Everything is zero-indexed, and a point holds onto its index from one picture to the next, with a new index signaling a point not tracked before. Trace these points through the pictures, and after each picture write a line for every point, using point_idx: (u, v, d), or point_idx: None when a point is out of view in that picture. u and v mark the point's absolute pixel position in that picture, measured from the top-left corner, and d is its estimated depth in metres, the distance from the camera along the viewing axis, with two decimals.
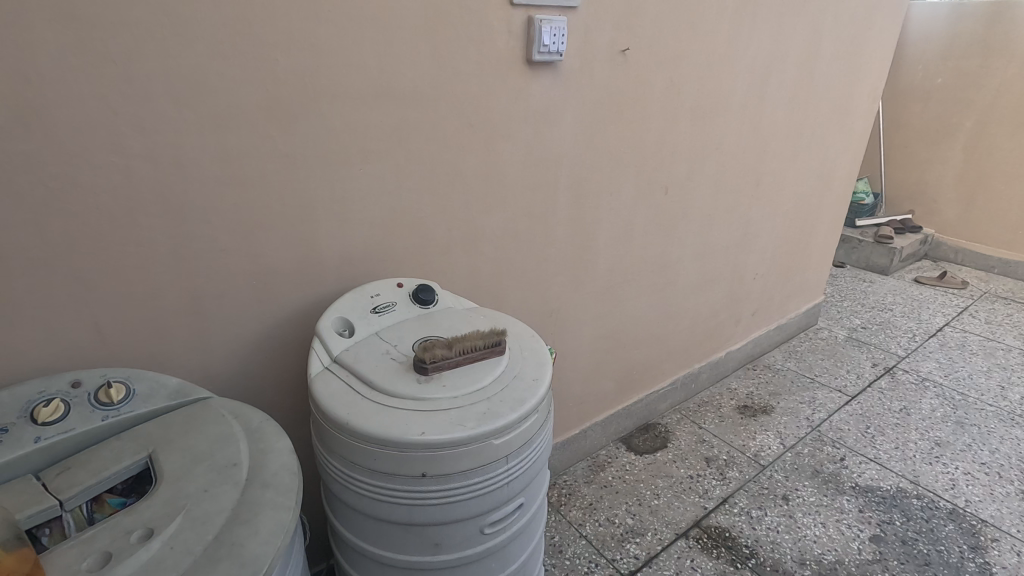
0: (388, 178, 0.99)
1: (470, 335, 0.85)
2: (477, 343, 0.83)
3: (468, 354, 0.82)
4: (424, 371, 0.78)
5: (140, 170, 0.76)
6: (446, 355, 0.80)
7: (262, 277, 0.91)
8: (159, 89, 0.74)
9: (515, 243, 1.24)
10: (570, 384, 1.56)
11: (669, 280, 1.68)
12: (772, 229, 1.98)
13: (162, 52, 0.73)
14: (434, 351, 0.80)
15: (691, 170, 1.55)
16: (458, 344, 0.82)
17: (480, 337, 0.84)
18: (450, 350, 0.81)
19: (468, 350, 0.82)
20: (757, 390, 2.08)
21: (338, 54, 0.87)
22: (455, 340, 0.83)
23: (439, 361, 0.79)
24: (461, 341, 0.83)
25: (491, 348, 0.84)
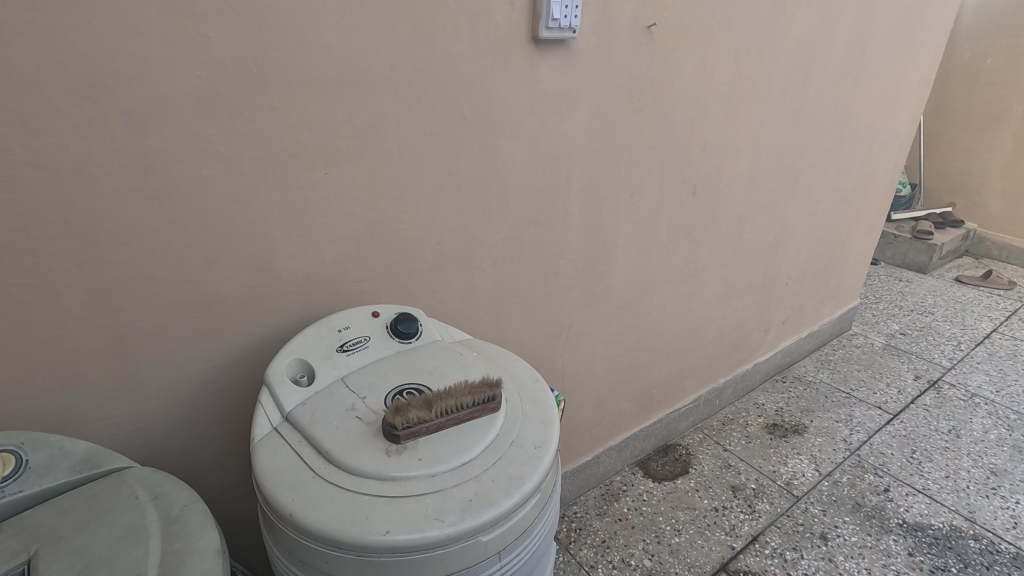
0: (362, 185, 0.81)
1: (457, 389, 0.67)
2: (464, 399, 0.66)
3: (453, 416, 0.64)
4: (395, 440, 0.61)
5: (31, 182, 0.59)
6: (425, 418, 0.63)
7: (205, 308, 0.74)
8: (51, 76, 0.57)
9: (519, 256, 1.06)
10: (582, 408, 1.39)
11: (695, 289, 1.50)
12: (808, 231, 1.77)
13: (50, 27, 0.55)
14: (410, 413, 0.62)
15: (722, 167, 1.35)
16: (442, 403, 0.64)
17: (469, 391, 0.67)
18: (431, 410, 0.64)
19: (454, 410, 0.65)
20: (788, 406, 1.89)
21: (294, 31, 0.69)
22: (438, 396, 0.66)
23: (415, 425, 0.62)
24: (446, 397, 0.65)
25: (484, 406, 0.66)
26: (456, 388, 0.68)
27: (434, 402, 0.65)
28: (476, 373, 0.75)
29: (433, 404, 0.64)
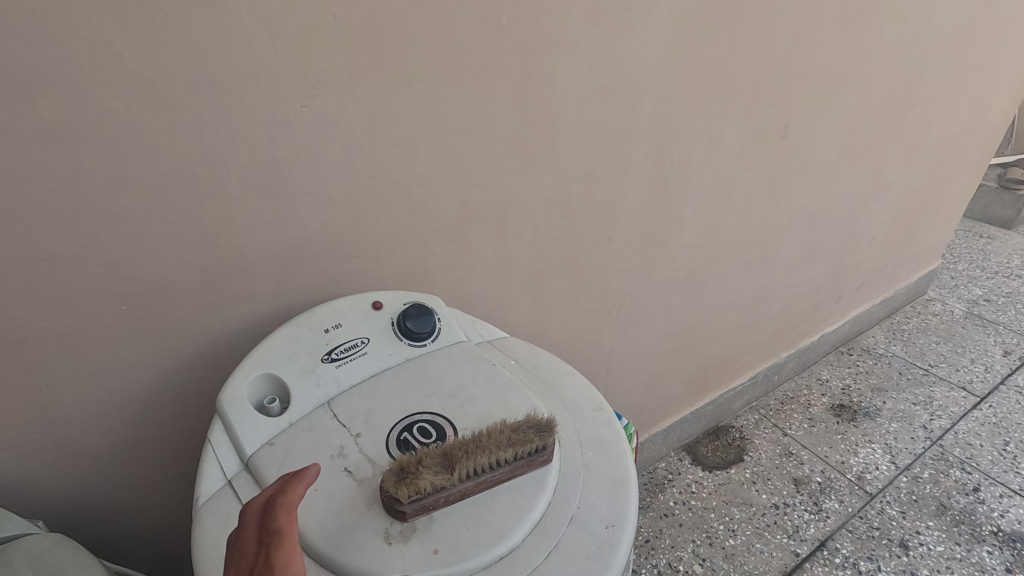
0: (357, 125, 0.57)
1: (491, 432, 0.47)
2: (501, 452, 0.45)
3: (486, 478, 0.44)
4: (400, 518, 0.42)
5: None
6: (445, 484, 0.43)
7: (139, 299, 0.53)
8: None
9: (566, 219, 0.82)
10: (628, 393, 1.19)
11: (769, 254, 1.24)
12: (903, 183, 1.47)
13: None
14: (423, 478, 0.42)
15: (821, 101, 1.06)
16: (470, 459, 0.44)
17: (509, 437, 0.46)
18: (454, 471, 0.43)
19: (487, 470, 0.44)
20: (855, 383, 1.66)
21: None
22: (463, 444, 0.46)
23: (429, 497, 0.42)
24: (476, 449, 0.45)
25: (530, 461, 0.46)
26: (488, 430, 0.47)
27: (458, 458, 0.44)
28: (514, 396, 0.54)
29: (458, 462, 0.44)
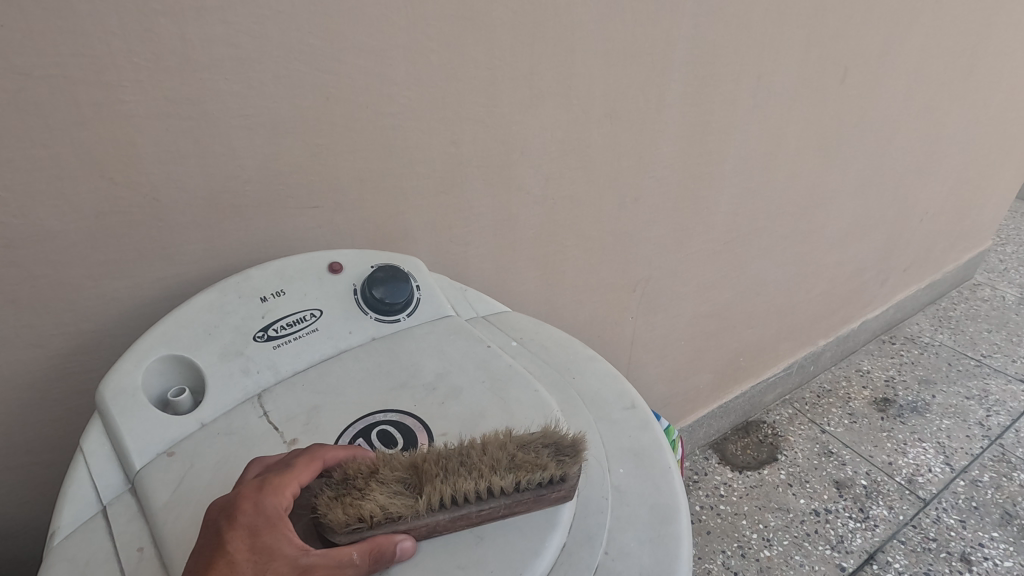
0: (305, 23, 0.42)
1: (494, 449, 0.33)
2: (496, 479, 0.31)
3: (464, 513, 0.31)
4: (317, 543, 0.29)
5: None
6: (401, 515, 0.30)
7: (4, 254, 0.39)
8: None
9: (584, 171, 0.67)
10: (652, 384, 1.04)
11: (814, 226, 1.08)
12: (963, 148, 1.30)
13: None
14: (370, 502, 0.30)
15: (886, 41, 0.89)
16: (447, 483, 0.31)
17: (516, 462, 0.32)
18: (416, 498, 0.30)
19: (470, 504, 0.31)
20: (900, 375, 1.50)
21: None
22: (445, 460, 0.32)
23: (375, 529, 0.29)
24: (461, 470, 0.31)
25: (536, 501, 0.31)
26: (491, 446, 0.33)
27: (430, 478, 0.31)
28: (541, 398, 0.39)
29: (428, 484, 0.31)
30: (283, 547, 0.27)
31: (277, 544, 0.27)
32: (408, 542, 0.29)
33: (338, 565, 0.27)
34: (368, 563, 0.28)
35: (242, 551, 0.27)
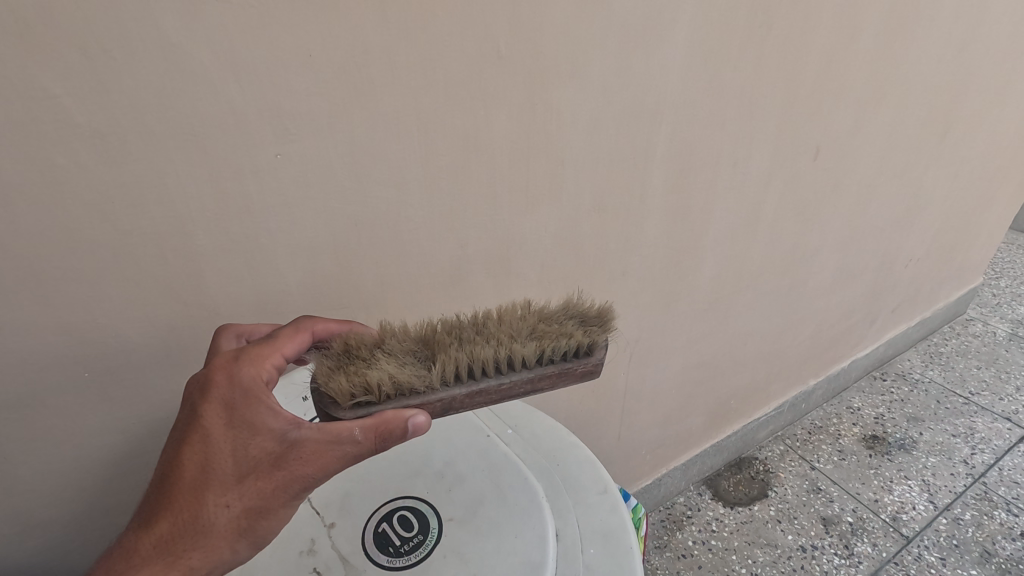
0: (340, 170, 0.52)
1: (504, 332, 0.51)
2: (491, 355, 0.49)
3: (481, 382, 0.49)
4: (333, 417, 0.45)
5: None
6: (414, 385, 0.47)
7: (99, 365, 0.49)
8: None
9: (576, 256, 0.76)
10: (644, 428, 1.12)
11: (797, 280, 1.16)
12: (944, 200, 1.37)
13: None
14: (385, 376, 0.46)
15: (858, 120, 0.97)
16: (462, 356, 0.48)
17: (537, 338, 0.51)
18: (437, 368, 0.48)
19: (490, 370, 0.49)
20: (889, 413, 1.56)
21: None
22: (453, 344, 0.50)
23: (409, 393, 0.47)
24: (475, 347, 0.49)
25: (564, 371, 0.51)
26: (497, 331, 0.51)
27: (440, 358, 0.48)
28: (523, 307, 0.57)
29: (437, 363, 0.48)
30: (267, 422, 0.42)
31: (256, 418, 0.42)
32: (417, 418, 0.42)
33: (336, 437, 0.41)
34: (364, 439, 0.41)
35: (224, 422, 0.42)
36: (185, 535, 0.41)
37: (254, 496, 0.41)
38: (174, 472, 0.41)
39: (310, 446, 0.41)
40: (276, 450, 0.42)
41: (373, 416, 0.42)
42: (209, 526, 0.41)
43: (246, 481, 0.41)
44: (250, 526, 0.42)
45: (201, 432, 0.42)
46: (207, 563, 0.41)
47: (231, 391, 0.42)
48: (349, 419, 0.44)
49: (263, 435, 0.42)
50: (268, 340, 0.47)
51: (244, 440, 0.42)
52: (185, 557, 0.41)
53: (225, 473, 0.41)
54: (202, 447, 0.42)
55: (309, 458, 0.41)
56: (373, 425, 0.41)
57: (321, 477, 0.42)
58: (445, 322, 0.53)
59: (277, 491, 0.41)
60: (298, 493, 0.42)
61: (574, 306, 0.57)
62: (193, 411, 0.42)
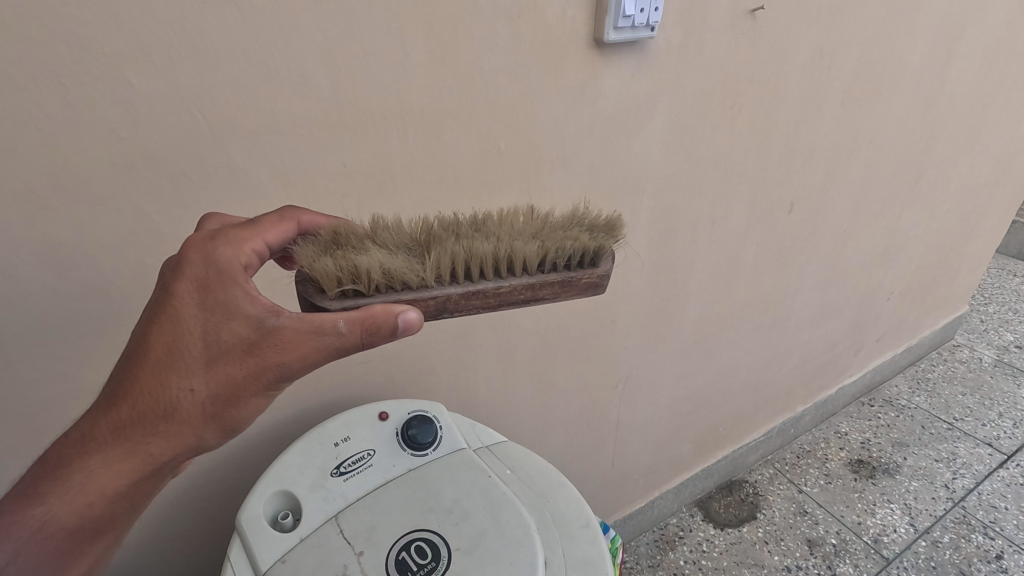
0: None
1: (504, 234, 0.53)
2: (490, 254, 0.50)
3: (479, 282, 0.51)
4: (319, 305, 0.46)
5: None
6: (410, 282, 0.49)
7: None
8: None
9: (569, 307, 0.86)
10: (637, 456, 1.21)
11: (779, 317, 1.25)
12: (922, 238, 1.46)
13: None
14: (380, 266, 0.48)
15: (828, 177, 1.07)
16: (459, 251, 0.50)
17: (540, 241, 0.53)
18: (431, 260, 0.49)
19: (489, 269, 0.51)
20: (876, 438, 1.64)
21: (259, 74, 0.49)
22: (450, 239, 0.51)
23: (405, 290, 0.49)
24: (473, 243, 0.51)
25: (567, 281, 0.53)
26: (499, 234, 0.53)
27: (437, 254, 0.50)
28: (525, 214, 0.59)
29: (434, 258, 0.49)
30: (242, 305, 0.44)
31: (229, 297, 0.44)
32: (409, 314, 0.44)
33: (315, 327, 0.43)
34: (346, 329, 0.43)
35: (196, 299, 0.43)
36: (150, 415, 0.43)
37: (219, 381, 0.43)
38: (143, 349, 0.43)
39: (286, 331, 0.43)
40: (250, 336, 0.43)
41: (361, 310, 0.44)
42: (173, 404, 0.43)
43: (213, 365, 0.43)
44: (217, 412, 0.44)
45: (173, 311, 0.43)
46: (174, 446, 0.44)
47: (208, 270, 0.44)
48: (335, 308, 0.45)
49: (237, 320, 0.44)
50: (253, 224, 0.48)
51: (216, 323, 0.43)
52: (148, 441, 0.43)
53: (193, 355, 0.43)
54: (173, 326, 0.43)
55: (284, 346, 0.43)
56: (360, 318, 0.43)
57: (295, 366, 0.43)
58: (441, 223, 0.55)
59: (243, 377, 0.43)
60: (268, 382, 0.44)
61: (581, 218, 0.59)
62: (166, 291, 0.44)
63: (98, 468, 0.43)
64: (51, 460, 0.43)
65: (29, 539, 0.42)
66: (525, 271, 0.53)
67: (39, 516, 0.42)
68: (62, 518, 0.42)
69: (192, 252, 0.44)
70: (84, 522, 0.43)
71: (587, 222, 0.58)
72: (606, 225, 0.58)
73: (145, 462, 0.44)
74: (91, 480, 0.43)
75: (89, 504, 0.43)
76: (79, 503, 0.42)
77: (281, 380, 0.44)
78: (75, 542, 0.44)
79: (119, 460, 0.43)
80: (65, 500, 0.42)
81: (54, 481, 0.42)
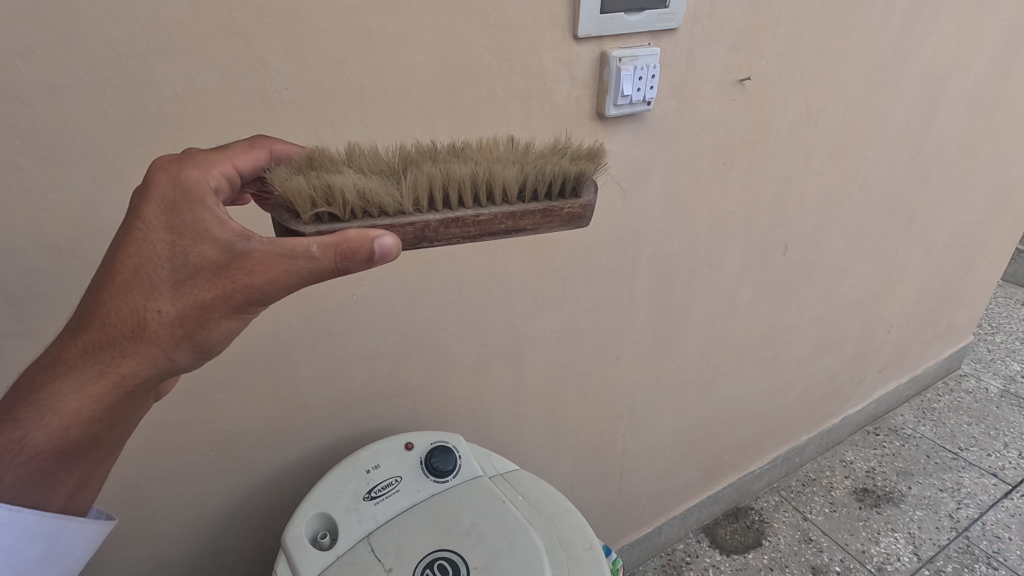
0: (396, 299, 0.72)
1: (482, 159, 0.50)
2: (468, 176, 0.47)
3: (458, 210, 0.48)
4: (295, 229, 0.44)
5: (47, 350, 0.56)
6: (388, 208, 0.46)
7: (225, 444, 0.69)
8: (46, 247, 0.51)
9: (577, 345, 0.94)
10: (644, 482, 1.27)
11: (779, 351, 1.31)
12: (919, 274, 1.52)
13: (53, 207, 0.50)
14: (353, 191, 0.45)
15: (821, 221, 1.14)
16: (436, 171, 0.47)
17: (520, 166, 0.50)
18: (407, 181, 0.47)
19: (468, 194, 0.48)
20: (881, 467, 1.67)
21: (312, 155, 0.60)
22: (426, 163, 0.49)
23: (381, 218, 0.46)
24: (451, 164, 0.48)
25: (549, 211, 0.50)
26: (477, 161, 0.50)
27: (411, 177, 0.47)
28: (507, 142, 0.56)
29: (410, 183, 0.46)
30: (211, 229, 0.42)
31: (196, 220, 0.42)
32: (386, 240, 0.41)
33: (287, 252, 0.41)
34: (320, 254, 0.41)
35: (163, 223, 0.42)
36: (119, 338, 0.43)
37: (187, 304, 0.42)
38: (110, 271, 0.42)
39: (256, 254, 0.41)
40: (218, 259, 0.42)
41: (335, 236, 0.41)
42: (142, 327, 0.42)
43: (181, 288, 0.42)
44: (187, 336, 0.43)
45: (138, 234, 0.42)
46: (145, 368, 0.44)
47: (173, 192, 0.43)
48: (309, 232, 0.43)
49: (204, 243, 0.42)
50: (222, 150, 0.48)
51: (183, 246, 0.42)
52: (118, 363, 0.43)
53: (160, 277, 0.42)
54: (140, 248, 0.42)
55: (252, 270, 0.41)
56: (335, 243, 0.41)
57: (265, 290, 0.41)
58: (418, 150, 0.53)
59: (211, 301, 0.42)
60: (239, 307, 0.42)
61: (563, 147, 0.56)
62: (133, 213, 0.43)
63: (70, 392, 0.43)
64: (26, 386, 0.44)
65: (12, 460, 0.43)
66: (505, 200, 0.50)
67: (17, 438, 0.42)
68: (40, 439, 0.43)
69: (158, 174, 0.44)
70: (62, 444, 0.44)
71: (569, 150, 0.55)
72: (588, 153, 0.55)
73: (117, 385, 0.44)
74: (67, 402, 0.43)
75: (65, 427, 0.43)
76: (55, 426, 0.43)
77: (252, 305, 0.42)
78: (57, 463, 0.45)
79: (91, 383, 0.43)
80: (41, 423, 0.43)
81: (31, 403, 0.43)
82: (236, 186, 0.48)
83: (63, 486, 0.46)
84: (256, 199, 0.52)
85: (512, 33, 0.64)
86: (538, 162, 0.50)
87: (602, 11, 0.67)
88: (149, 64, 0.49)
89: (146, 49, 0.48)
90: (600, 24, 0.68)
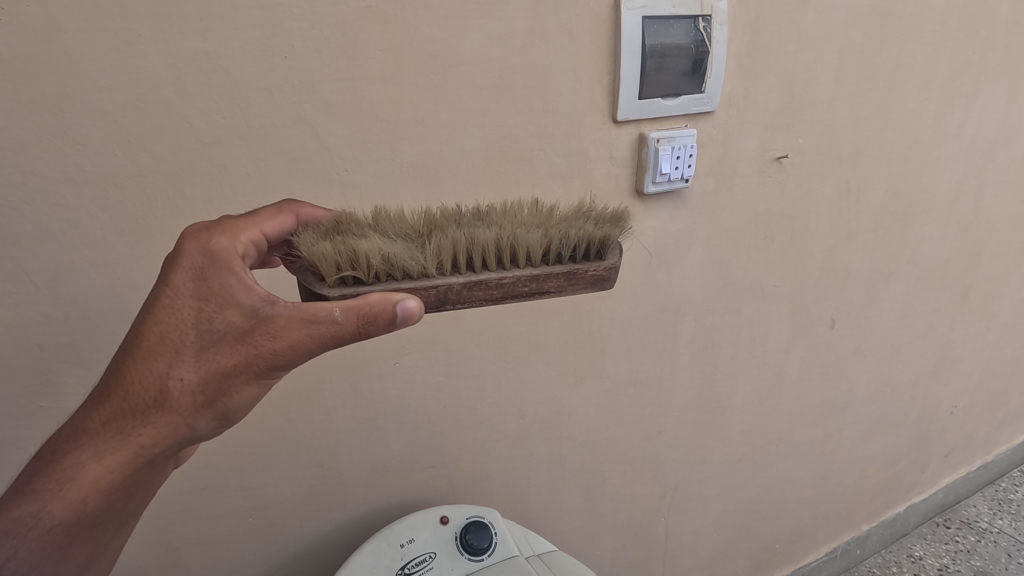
0: (436, 369, 0.73)
1: (507, 223, 0.52)
2: (492, 240, 0.49)
3: (481, 273, 0.49)
4: (320, 292, 0.46)
5: None
6: (413, 272, 0.48)
7: (263, 511, 0.70)
8: (123, 314, 0.56)
9: (616, 419, 0.91)
10: (688, 571, 1.19)
11: (831, 431, 1.24)
12: (980, 352, 1.44)
13: (133, 277, 0.55)
14: (378, 256, 0.47)
15: (869, 294, 1.11)
16: (460, 237, 0.49)
17: (544, 230, 0.51)
18: (432, 246, 0.49)
19: (492, 258, 0.49)
20: (955, 564, 1.47)
21: None
22: (450, 227, 0.51)
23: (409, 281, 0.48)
24: (475, 230, 0.50)
25: (573, 273, 0.51)
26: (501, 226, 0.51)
27: (437, 242, 0.49)
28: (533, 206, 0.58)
29: (435, 248, 0.49)
30: (237, 294, 0.45)
31: (221, 287, 0.45)
32: (411, 302, 0.43)
33: (310, 319, 0.42)
34: (341, 320, 0.42)
35: (190, 289, 0.45)
36: (141, 407, 0.44)
37: (210, 370, 0.43)
38: (138, 338, 0.44)
39: (279, 319, 0.43)
40: (243, 325, 0.44)
41: (357, 301, 0.43)
42: (165, 394, 0.44)
43: (204, 354, 0.44)
44: (208, 403, 0.44)
45: (167, 301, 0.45)
46: (164, 437, 0.45)
47: (202, 260, 0.46)
48: (333, 294, 0.45)
49: (230, 309, 0.44)
50: (250, 217, 0.51)
51: (209, 312, 0.44)
52: (138, 432, 0.44)
53: (185, 343, 0.44)
54: (167, 315, 0.44)
55: (274, 335, 0.43)
56: (357, 308, 0.42)
57: (287, 355, 0.43)
58: (445, 214, 0.55)
59: (234, 367, 0.43)
60: (260, 372, 0.44)
61: (588, 210, 0.57)
62: (163, 282, 0.45)
63: (90, 461, 0.44)
64: (47, 456, 0.45)
65: (25, 535, 0.43)
66: (529, 263, 0.52)
67: (32, 510, 0.43)
68: (56, 512, 0.43)
69: (187, 242, 0.47)
70: (79, 517, 0.44)
71: (594, 213, 0.56)
72: (614, 216, 0.56)
73: (137, 454, 0.45)
74: (85, 472, 0.44)
75: (82, 498, 0.44)
76: (72, 497, 0.44)
77: (273, 370, 0.44)
78: (72, 536, 0.45)
79: (111, 452, 0.44)
80: (58, 495, 0.43)
81: (50, 475, 0.44)
82: (263, 249, 0.52)
83: (73, 560, 0.46)
84: (284, 261, 0.55)
85: (555, 118, 0.68)
86: (562, 227, 0.52)
87: (640, 96, 0.71)
88: (227, 150, 0.54)
89: (225, 138, 0.54)
90: (639, 108, 0.71)
